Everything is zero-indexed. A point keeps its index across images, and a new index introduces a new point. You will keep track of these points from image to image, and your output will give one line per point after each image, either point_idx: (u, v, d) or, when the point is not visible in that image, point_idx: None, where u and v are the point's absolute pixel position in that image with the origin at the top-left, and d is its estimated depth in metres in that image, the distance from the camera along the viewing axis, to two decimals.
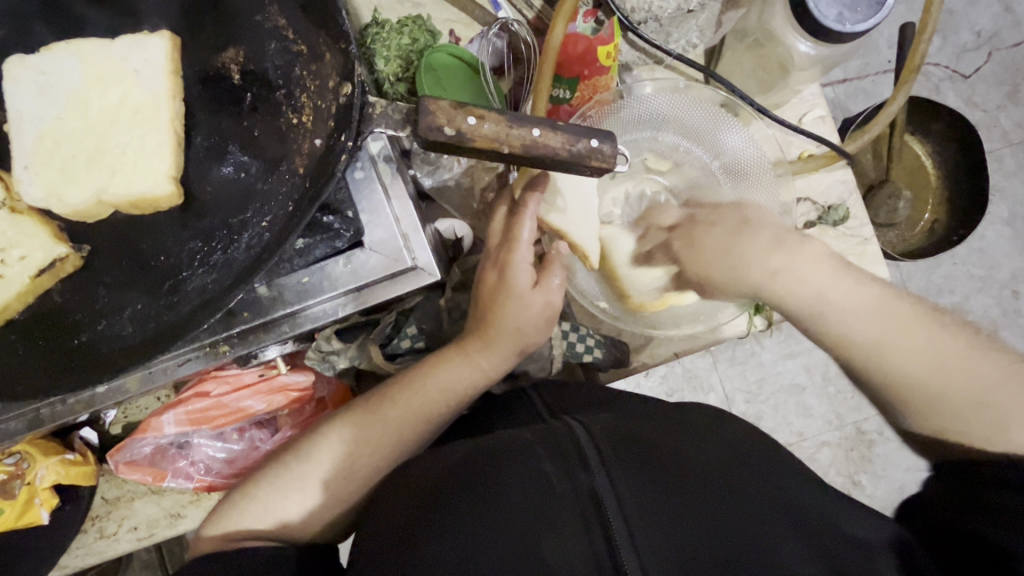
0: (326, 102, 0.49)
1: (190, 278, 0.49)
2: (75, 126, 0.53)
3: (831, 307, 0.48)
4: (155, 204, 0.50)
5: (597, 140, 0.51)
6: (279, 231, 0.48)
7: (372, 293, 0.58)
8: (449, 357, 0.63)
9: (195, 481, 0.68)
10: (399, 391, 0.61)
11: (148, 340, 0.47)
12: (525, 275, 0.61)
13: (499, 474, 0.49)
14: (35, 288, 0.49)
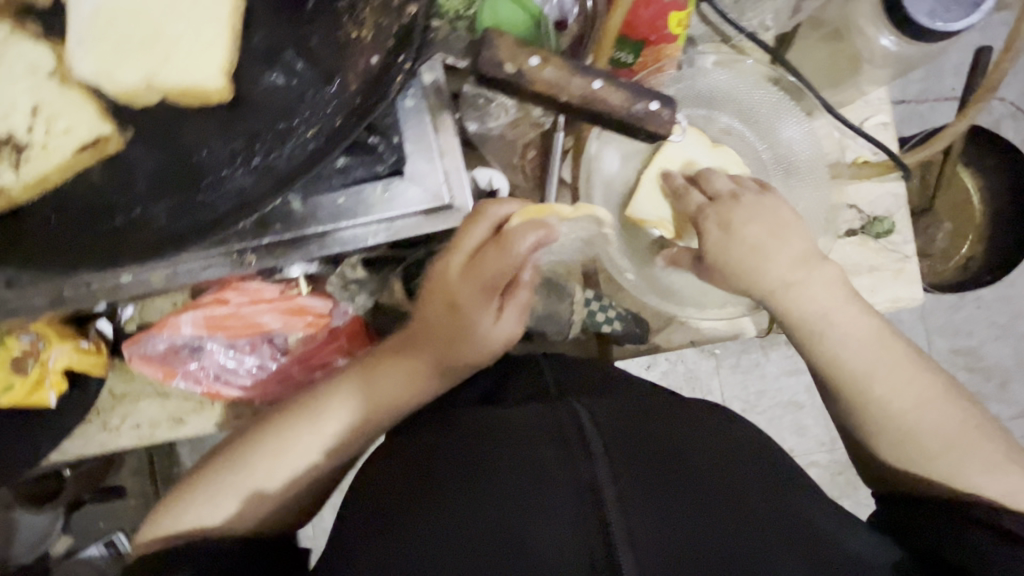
0: (389, 20, 0.47)
1: (230, 178, 0.48)
2: (133, 9, 0.51)
3: (806, 313, 0.57)
4: (205, 99, 0.49)
5: (659, 103, 0.53)
6: (328, 143, 0.47)
7: (404, 227, 0.56)
8: (382, 367, 0.60)
9: (200, 386, 0.69)
10: (340, 393, 0.59)
11: (179, 234, 0.47)
12: (481, 303, 0.58)
13: (495, 461, 0.49)
14: (76, 163, 0.48)
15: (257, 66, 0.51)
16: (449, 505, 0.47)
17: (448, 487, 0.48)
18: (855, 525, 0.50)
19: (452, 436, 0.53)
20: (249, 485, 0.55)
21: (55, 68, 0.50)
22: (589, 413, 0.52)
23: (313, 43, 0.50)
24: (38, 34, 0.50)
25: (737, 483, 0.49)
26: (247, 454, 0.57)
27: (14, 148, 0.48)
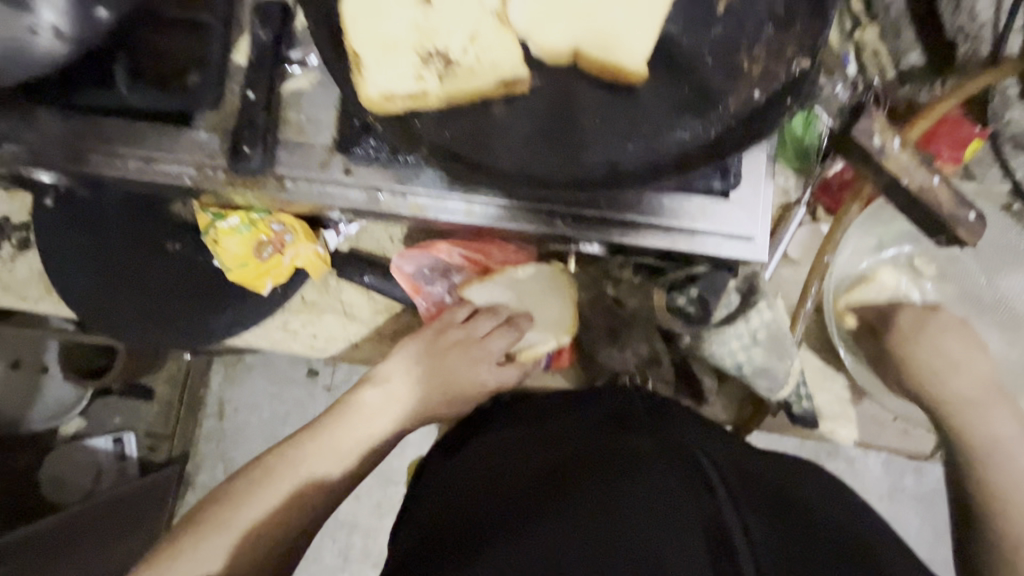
0: (791, 67, 0.52)
1: (605, 149, 0.52)
2: None
3: (968, 426, 0.65)
4: (619, 71, 0.52)
5: (973, 215, 0.57)
6: (701, 153, 0.51)
7: (703, 242, 0.59)
8: (352, 412, 0.70)
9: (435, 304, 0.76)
10: (326, 431, 0.69)
11: (545, 182, 0.51)
12: (460, 403, 0.74)
13: (624, 478, 0.49)
14: (487, 93, 0.51)
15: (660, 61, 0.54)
16: (570, 515, 0.46)
17: (569, 500, 0.48)
18: None
19: (566, 453, 0.55)
20: (264, 509, 0.63)
21: (498, 6, 0.52)
22: (712, 463, 0.54)
23: (709, 62, 0.54)
24: None
25: (845, 544, 0.49)
26: (253, 488, 0.64)
27: (442, 61, 0.51)
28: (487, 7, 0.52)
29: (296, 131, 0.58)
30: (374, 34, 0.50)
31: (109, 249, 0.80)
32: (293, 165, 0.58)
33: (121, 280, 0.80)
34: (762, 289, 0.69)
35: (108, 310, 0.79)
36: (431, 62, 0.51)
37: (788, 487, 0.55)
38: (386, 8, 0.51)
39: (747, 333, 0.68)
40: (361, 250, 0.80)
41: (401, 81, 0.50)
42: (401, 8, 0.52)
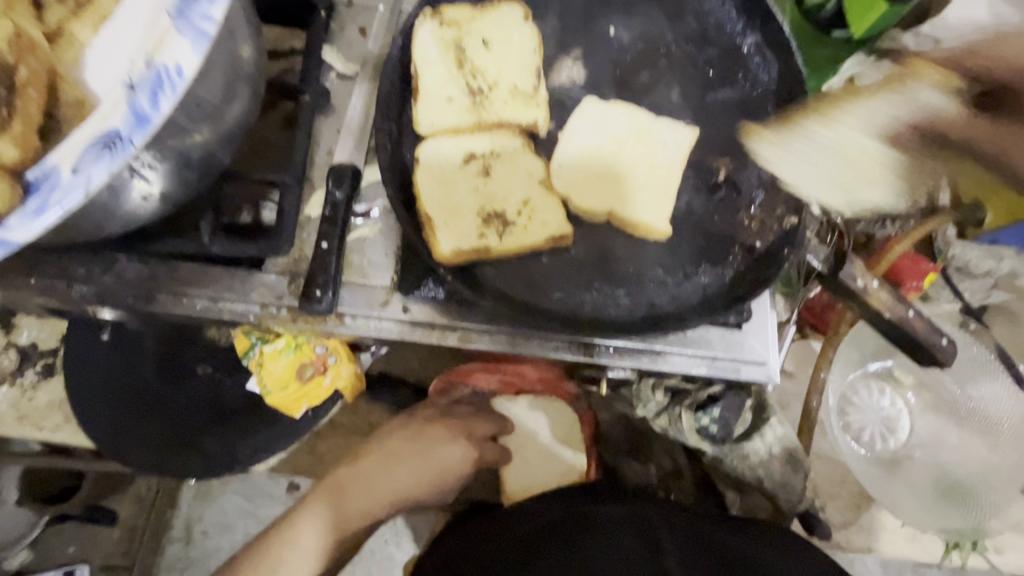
0: (785, 224, 0.63)
1: (641, 293, 0.60)
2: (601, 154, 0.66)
3: None
4: (645, 229, 0.61)
5: (946, 342, 0.67)
6: (720, 297, 0.60)
7: (723, 368, 0.66)
8: (315, 507, 0.74)
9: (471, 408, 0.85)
10: (301, 531, 0.72)
11: (590, 324, 0.58)
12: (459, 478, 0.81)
13: (585, 541, 0.63)
14: (538, 248, 0.60)
15: (677, 217, 0.64)
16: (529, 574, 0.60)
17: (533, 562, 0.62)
18: None
19: (541, 522, 0.68)
20: None
21: (544, 175, 0.63)
22: (668, 523, 0.65)
23: (718, 218, 0.64)
24: (532, 149, 0.64)
25: None
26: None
27: (501, 221, 0.61)
28: (535, 176, 0.63)
29: (360, 273, 0.65)
30: (445, 201, 0.60)
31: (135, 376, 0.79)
32: (357, 305, 0.64)
33: (153, 408, 0.79)
34: (772, 406, 0.75)
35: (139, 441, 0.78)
36: (489, 224, 0.61)
37: (737, 544, 0.63)
38: (453, 180, 0.61)
39: (764, 448, 0.73)
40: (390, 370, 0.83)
41: (465, 240, 0.58)
42: (464, 179, 0.62)
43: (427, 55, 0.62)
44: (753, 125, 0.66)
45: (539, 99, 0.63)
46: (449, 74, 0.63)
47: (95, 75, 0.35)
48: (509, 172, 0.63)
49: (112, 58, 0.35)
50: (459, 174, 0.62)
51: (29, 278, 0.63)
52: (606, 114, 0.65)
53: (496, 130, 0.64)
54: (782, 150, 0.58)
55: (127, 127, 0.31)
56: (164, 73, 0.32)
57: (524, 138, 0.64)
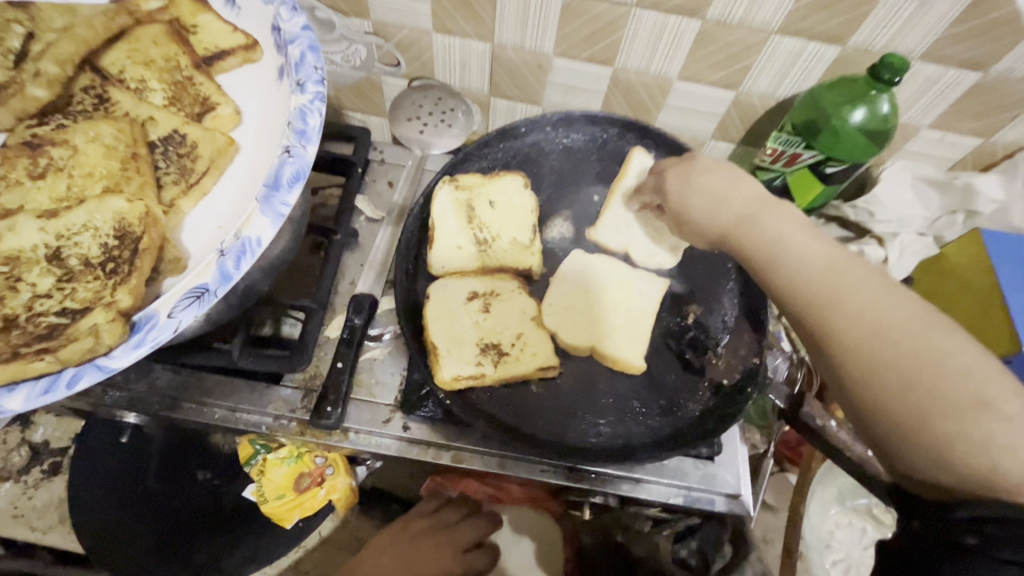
0: (746, 366, 0.71)
1: (620, 423, 0.67)
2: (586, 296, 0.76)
3: None
4: (623, 366, 0.69)
5: None
6: (691, 430, 0.67)
7: (699, 499, 0.70)
8: None
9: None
10: None
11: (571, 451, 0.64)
12: None
13: None
14: (527, 378, 0.67)
15: (652, 354, 0.73)
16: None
17: None
18: None
19: None
20: None
21: (536, 313, 0.73)
22: None
23: (688, 357, 0.73)
24: (526, 291, 0.74)
25: None
26: None
27: (496, 352, 0.69)
28: (528, 314, 0.73)
29: (367, 391, 0.72)
30: (449, 331, 0.69)
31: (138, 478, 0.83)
32: (361, 421, 0.70)
33: (149, 513, 0.82)
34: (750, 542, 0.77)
35: (130, 549, 0.79)
36: (487, 354, 0.69)
37: None
38: (456, 314, 0.71)
39: None
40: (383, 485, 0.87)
41: (463, 367, 0.66)
42: (467, 313, 0.71)
43: (443, 210, 0.75)
44: (716, 278, 0.78)
45: (534, 248, 0.76)
46: (460, 226, 0.76)
47: (190, 235, 0.46)
48: (507, 309, 0.73)
49: (206, 225, 0.46)
50: (463, 309, 0.72)
51: None
52: (591, 263, 0.77)
53: (497, 272, 0.75)
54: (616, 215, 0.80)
55: (215, 283, 0.41)
56: (248, 244, 0.43)
57: (519, 281, 0.75)
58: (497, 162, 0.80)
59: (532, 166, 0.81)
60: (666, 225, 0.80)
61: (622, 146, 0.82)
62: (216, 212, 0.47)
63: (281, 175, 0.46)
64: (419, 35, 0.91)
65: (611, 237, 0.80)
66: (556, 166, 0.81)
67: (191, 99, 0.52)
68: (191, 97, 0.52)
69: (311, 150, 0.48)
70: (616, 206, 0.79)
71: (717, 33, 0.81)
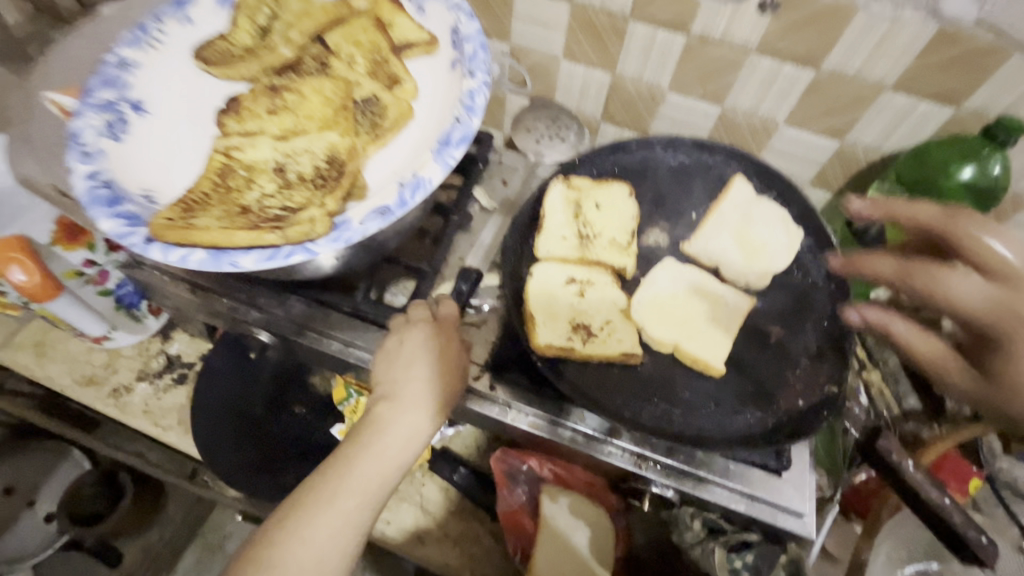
0: (820, 387, 0.73)
1: (693, 417, 0.70)
2: (676, 301, 0.82)
3: None
4: (703, 365, 0.74)
5: (988, 540, 0.68)
6: (761, 436, 0.69)
7: (759, 510, 0.71)
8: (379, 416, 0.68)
9: (515, 506, 0.84)
10: (367, 445, 0.66)
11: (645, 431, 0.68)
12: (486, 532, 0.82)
13: None
14: (611, 358, 0.73)
15: (732, 364, 0.76)
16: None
17: None
18: None
19: None
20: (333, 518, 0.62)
21: (626, 306, 0.79)
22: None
23: (765, 371, 0.76)
24: (618, 286, 0.82)
25: None
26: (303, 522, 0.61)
27: (586, 331, 0.75)
28: (618, 306, 0.79)
29: None
30: (546, 306, 0.76)
31: (249, 401, 0.95)
32: None
33: (253, 431, 0.93)
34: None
35: (229, 456, 0.90)
36: (577, 331, 0.75)
37: None
38: (554, 293, 0.78)
39: None
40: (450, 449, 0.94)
41: (556, 337, 0.73)
42: (563, 295, 0.79)
43: (555, 204, 0.84)
44: (803, 306, 0.81)
45: (630, 250, 0.83)
46: (567, 220, 0.84)
47: (372, 169, 0.57)
48: (599, 299, 0.80)
49: (384, 168, 0.57)
50: (560, 290, 0.79)
51: (221, 299, 0.84)
52: (683, 272, 0.84)
53: (594, 266, 0.83)
54: (716, 227, 0.87)
55: (395, 204, 0.52)
56: (421, 181, 0.53)
57: (614, 276, 0.82)
58: (608, 172, 0.89)
59: (638, 179, 0.89)
60: (760, 249, 0.84)
61: (724, 173, 0.89)
62: (392, 160, 0.58)
63: (450, 136, 0.57)
64: (550, 60, 1.03)
65: (703, 250, 0.86)
66: (660, 183, 0.89)
67: (385, 74, 0.63)
68: (381, 68, 0.63)
69: (475, 121, 0.58)
70: (711, 224, 0.87)
71: (830, 83, 0.87)
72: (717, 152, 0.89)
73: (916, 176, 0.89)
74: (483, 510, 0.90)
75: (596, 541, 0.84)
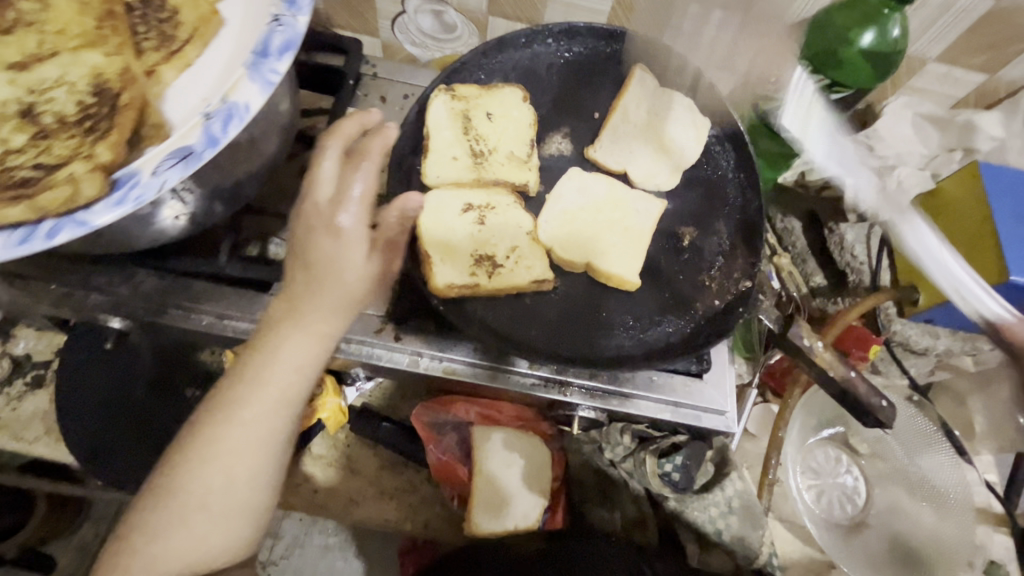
0: (729, 284, 0.72)
1: (611, 337, 0.67)
2: (586, 216, 0.75)
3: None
4: (615, 280, 0.69)
5: (884, 401, 0.73)
6: (681, 345, 0.68)
7: (683, 414, 0.72)
8: (283, 332, 0.57)
9: (446, 457, 0.81)
10: (257, 355, 0.58)
11: (561, 360, 0.63)
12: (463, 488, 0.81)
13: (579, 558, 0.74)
14: (521, 289, 0.67)
15: (648, 275, 0.73)
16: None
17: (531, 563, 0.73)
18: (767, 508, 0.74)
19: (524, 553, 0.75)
20: (233, 448, 0.58)
21: (532, 228, 0.72)
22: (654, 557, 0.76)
23: (681, 277, 0.73)
24: (523, 206, 0.73)
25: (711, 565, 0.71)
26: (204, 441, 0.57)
27: (491, 264, 0.68)
28: (523, 229, 0.71)
29: None
30: (443, 242, 0.68)
31: (125, 393, 0.82)
32: (352, 329, 0.68)
33: (137, 426, 0.81)
34: (732, 462, 0.81)
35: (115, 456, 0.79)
36: (480, 265, 0.68)
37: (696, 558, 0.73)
38: (452, 226, 0.70)
39: (723, 501, 0.78)
40: (373, 403, 0.87)
41: (456, 275, 0.65)
42: (462, 225, 0.70)
43: (438, 122, 0.73)
44: (713, 203, 0.77)
45: (531, 164, 0.74)
46: (457, 139, 0.73)
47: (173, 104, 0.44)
48: (502, 223, 0.72)
49: (188, 95, 0.44)
50: (457, 221, 0.70)
51: (50, 286, 0.68)
52: (590, 182, 0.77)
53: (492, 186, 0.73)
54: (621, 126, 0.79)
55: (201, 145, 0.39)
56: (234, 109, 0.40)
57: (516, 196, 0.73)
58: (496, 75, 0.77)
59: (531, 82, 0.78)
60: (668, 146, 0.79)
61: (624, 65, 0.80)
62: (200, 83, 0.44)
63: (270, 44, 0.43)
64: None
65: (609, 156, 0.78)
66: (556, 83, 0.79)
67: None
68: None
69: (302, 21, 0.45)
70: (615, 125, 0.78)
71: None
72: (615, 41, 0.79)
73: (819, 49, 0.82)
74: (414, 461, 0.86)
75: (532, 468, 0.83)
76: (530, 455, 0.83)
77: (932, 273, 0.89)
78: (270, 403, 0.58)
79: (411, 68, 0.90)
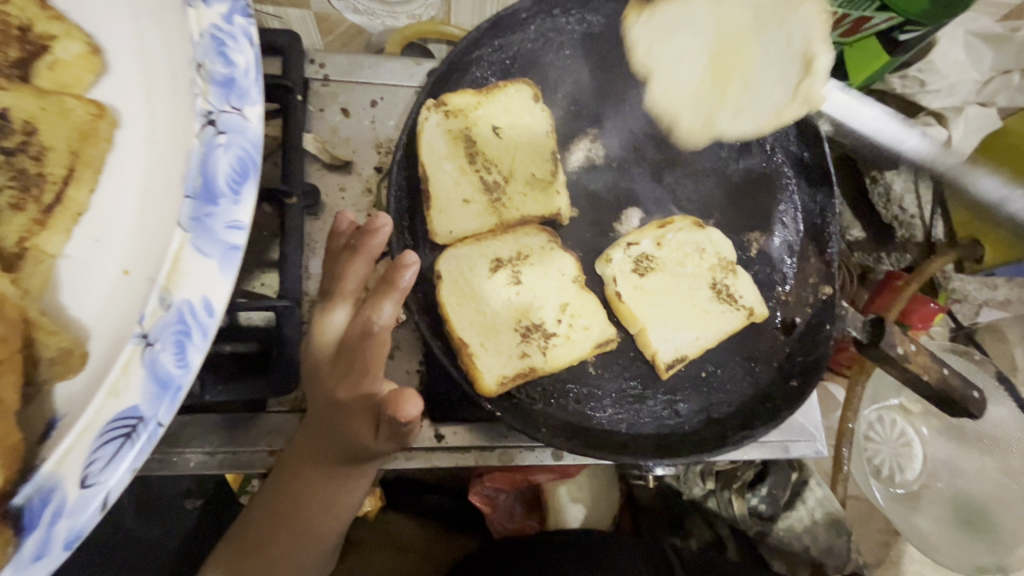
0: (805, 294, 0.60)
1: (697, 396, 0.56)
2: (675, 59, 0.55)
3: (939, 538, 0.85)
4: (654, 360, 0.56)
5: (976, 391, 0.64)
6: (773, 385, 0.58)
7: (770, 448, 0.62)
8: (308, 467, 0.47)
9: (512, 523, 0.73)
10: (281, 491, 0.48)
11: (641, 448, 0.52)
12: (528, 523, 0.74)
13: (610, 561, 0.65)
14: (586, 355, 0.55)
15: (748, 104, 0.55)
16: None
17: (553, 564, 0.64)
18: (791, 522, 0.71)
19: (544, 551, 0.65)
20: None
21: (578, 273, 0.57)
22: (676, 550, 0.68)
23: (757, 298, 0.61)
24: (560, 245, 0.58)
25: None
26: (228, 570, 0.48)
27: (542, 335, 0.55)
28: (568, 277, 0.57)
29: None
30: (477, 316, 0.55)
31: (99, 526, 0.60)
32: None
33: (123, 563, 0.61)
34: (808, 469, 0.75)
35: None
36: (531, 337, 0.55)
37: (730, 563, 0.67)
38: (483, 295, 0.56)
39: (806, 514, 0.72)
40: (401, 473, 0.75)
41: (507, 361, 0.54)
42: (497, 288, 0.57)
43: (436, 153, 0.56)
44: (776, 196, 0.62)
45: (559, 186, 0.57)
46: (461, 172, 0.57)
47: (84, 309, 0.27)
48: (541, 273, 0.57)
49: (98, 270, 0.28)
50: (487, 284, 0.56)
51: None
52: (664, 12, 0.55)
53: (520, 228, 0.58)
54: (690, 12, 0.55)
55: (152, 403, 0.23)
56: (188, 318, 0.24)
57: (548, 232, 0.58)
58: (492, 70, 0.59)
59: (538, 74, 0.60)
60: (739, 82, 0.52)
61: None
62: (113, 244, 0.28)
63: (212, 173, 0.26)
64: None
65: (651, 31, 0.56)
66: (569, 65, 0.60)
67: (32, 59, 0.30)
68: (1, 24, 0.29)
69: (253, 116, 0.27)
70: (691, 7, 0.54)
71: None
72: None
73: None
74: (467, 526, 0.78)
75: (598, 508, 0.75)
76: (597, 498, 0.75)
77: (1000, 224, 0.79)
78: (306, 543, 0.49)
79: (369, 60, 0.68)
